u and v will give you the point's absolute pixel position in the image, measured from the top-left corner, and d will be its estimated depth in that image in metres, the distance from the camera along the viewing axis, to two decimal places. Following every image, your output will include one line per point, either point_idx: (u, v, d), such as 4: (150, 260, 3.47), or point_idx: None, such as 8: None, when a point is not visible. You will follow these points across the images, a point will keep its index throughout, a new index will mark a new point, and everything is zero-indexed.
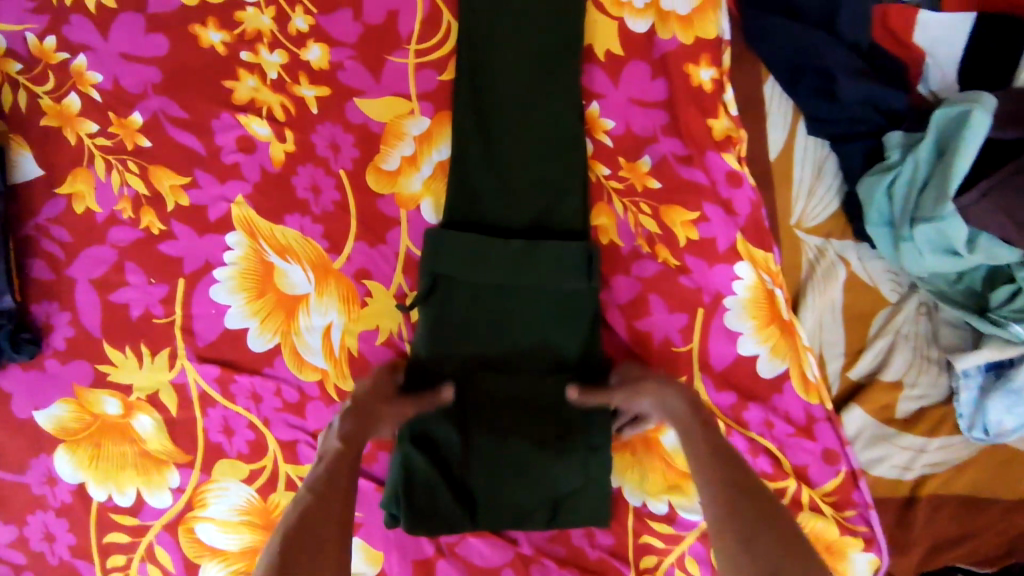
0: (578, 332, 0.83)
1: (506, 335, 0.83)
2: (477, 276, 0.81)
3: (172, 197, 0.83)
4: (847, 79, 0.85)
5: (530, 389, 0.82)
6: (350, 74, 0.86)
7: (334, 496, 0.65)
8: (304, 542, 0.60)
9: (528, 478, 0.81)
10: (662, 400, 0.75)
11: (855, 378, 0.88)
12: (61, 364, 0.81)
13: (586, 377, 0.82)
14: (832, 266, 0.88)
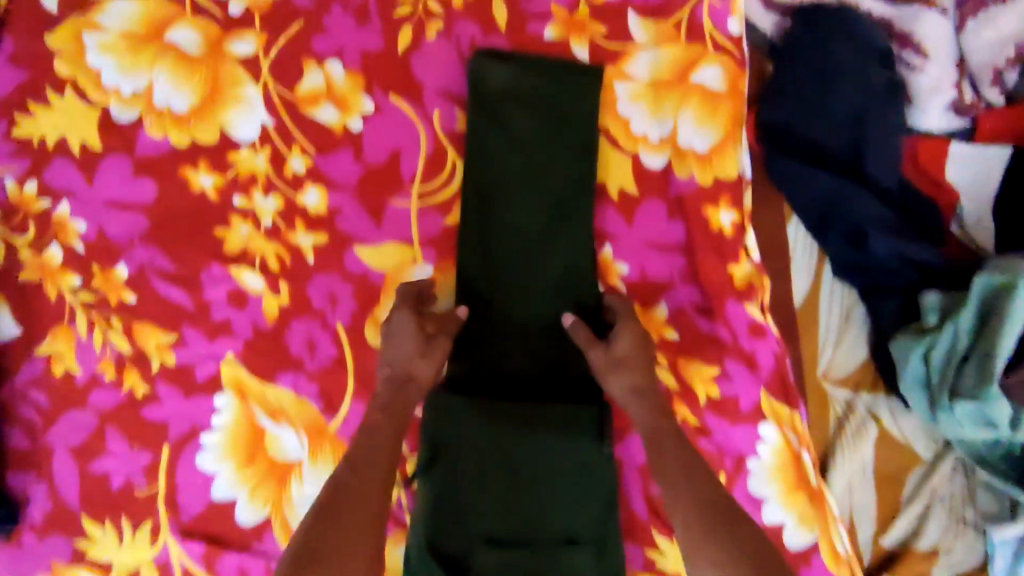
0: (591, 502, 0.77)
1: (514, 506, 0.76)
2: (481, 441, 0.77)
3: (158, 357, 0.78)
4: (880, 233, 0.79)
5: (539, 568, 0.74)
6: (350, 220, 0.81)
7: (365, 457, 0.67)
8: (337, 513, 0.63)
9: None
10: (639, 383, 0.74)
11: (887, 544, 0.82)
12: (39, 538, 0.77)
13: (598, 551, 0.75)
14: (863, 423, 0.82)
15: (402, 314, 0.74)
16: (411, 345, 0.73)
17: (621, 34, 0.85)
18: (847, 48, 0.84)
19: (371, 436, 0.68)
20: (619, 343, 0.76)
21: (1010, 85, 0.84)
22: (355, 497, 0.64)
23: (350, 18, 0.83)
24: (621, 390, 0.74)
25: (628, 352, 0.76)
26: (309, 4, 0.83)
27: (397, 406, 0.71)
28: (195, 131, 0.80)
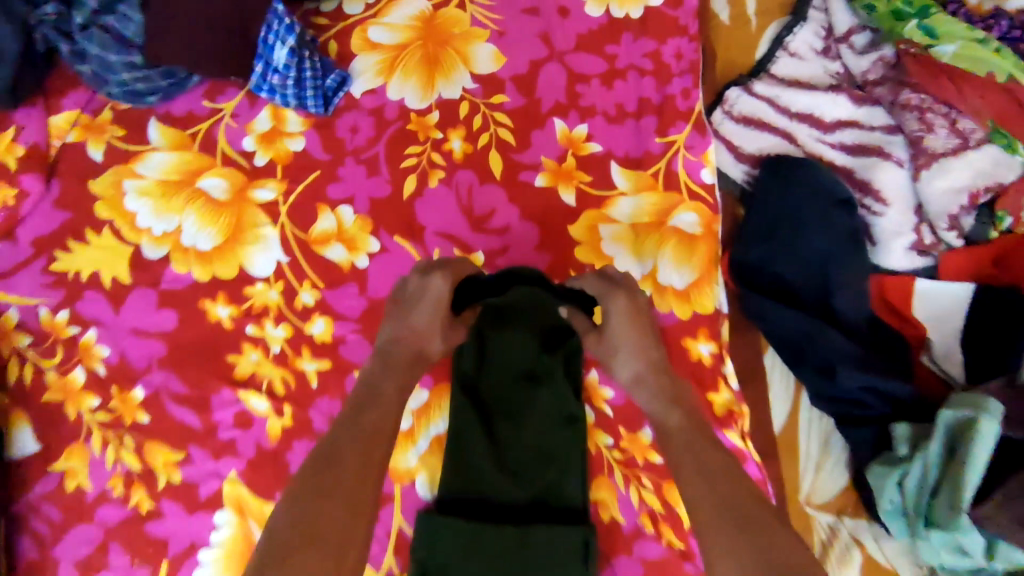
0: None
1: None
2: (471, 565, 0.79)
3: (164, 473, 0.83)
4: (848, 367, 0.83)
5: None
6: (352, 348, 0.88)
7: (356, 418, 0.67)
8: (324, 475, 0.61)
9: None
10: (637, 343, 0.81)
11: None
12: None
13: None
14: (847, 549, 0.84)
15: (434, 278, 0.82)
16: (439, 283, 0.82)
17: (604, 183, 0.95)
18: (814, 198, 0.92)
19: (365, 400, 0.69)
20: (608, 333, 0.83)
21: (967, 228, 0.91)
22: (338, 463, 0.62)
23: (360, 170, 0.95)
24: (631, 367, 0.80)
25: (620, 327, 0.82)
26: (326, 159, 0.95)
27: (400, 369, 0.75)
28: (218, 267, 0.90)
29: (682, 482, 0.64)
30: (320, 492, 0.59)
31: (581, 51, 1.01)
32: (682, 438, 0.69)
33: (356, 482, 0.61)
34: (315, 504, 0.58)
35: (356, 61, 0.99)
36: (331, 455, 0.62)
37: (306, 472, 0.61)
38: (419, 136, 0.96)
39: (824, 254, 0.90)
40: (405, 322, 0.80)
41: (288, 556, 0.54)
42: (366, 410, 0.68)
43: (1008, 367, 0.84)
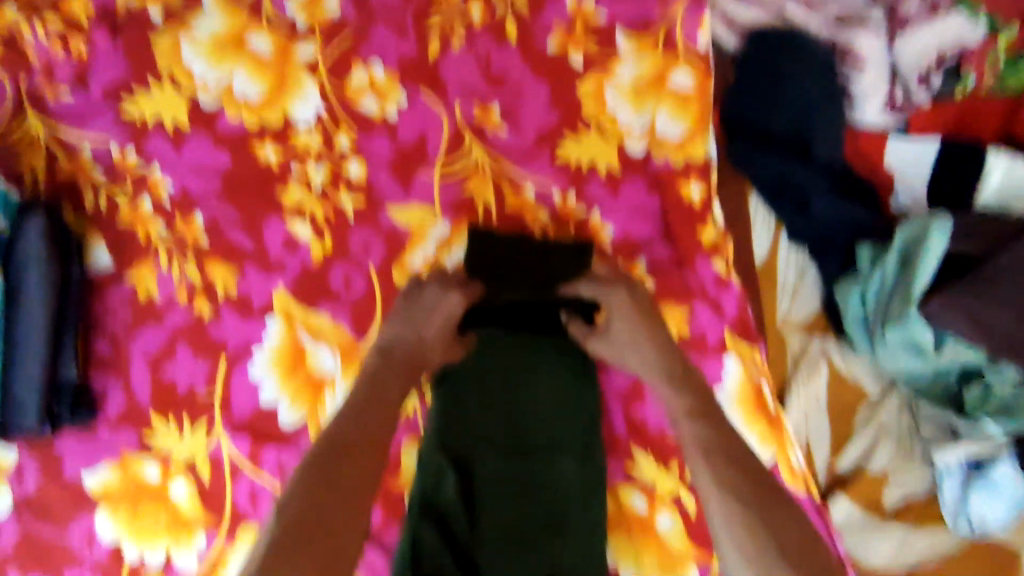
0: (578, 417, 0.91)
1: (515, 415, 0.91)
2: (487, 360, 0.92)
3: (223, 287, 0.95)
4: (821, 199, 0.97)
5: (534, 466, 0.88)
6: (384, 185, 0.99)
7: (363, 405, 0.74)
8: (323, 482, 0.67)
9: (524, 549, 0.83)
10: (648, 335, 0.83)
11: (840, 469, 0.94)
12: (112, 431, 0.91)
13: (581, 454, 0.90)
14: (815, 362, 0.96)
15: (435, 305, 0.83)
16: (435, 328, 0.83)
17: None
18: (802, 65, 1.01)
19: (370, 386, 0.76)
20: (614, 336, 0.85)
21: (936, 87, 1.02)
22: (347, 450, 0.70)
23: None
24: (649, 353, 0.82)
25: (625, 336, 0.84)
26: None
27: (393, 377, 0.78)
28: (266, 116, 0.98)
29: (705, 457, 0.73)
30: (327, 484, 0.68)
31: None
32: (693, 422, 0.76)
33: (366, 471, 0.70)
34: (319, 505, 0.66)
35: None
36: (333, 454, 0.70)
37: (316, 455, 0.70)
38: None
39: (806, 108, 1.00)
40: (400, 330, 0.81)
41: (307, 538, 0.64)
42: (370, 404, 0.74)
43: (965, 205, 0.97)
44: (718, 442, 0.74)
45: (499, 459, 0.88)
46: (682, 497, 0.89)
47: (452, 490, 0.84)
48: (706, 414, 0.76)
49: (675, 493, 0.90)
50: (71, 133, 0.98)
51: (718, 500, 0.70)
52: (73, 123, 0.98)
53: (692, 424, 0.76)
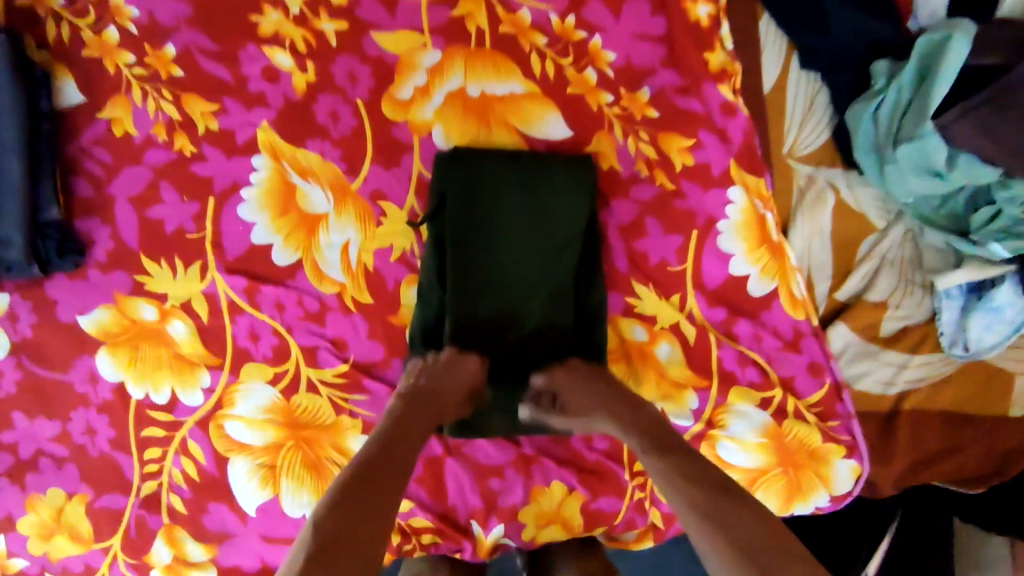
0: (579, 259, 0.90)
1: (509, 258, 0.89)
2: (481, 207, 0.89)
3: (203, 122, 0.90)
4: (838, 10, 0.92)
5: (534, 311, 0.89)
6: (368, 10, 0.93)
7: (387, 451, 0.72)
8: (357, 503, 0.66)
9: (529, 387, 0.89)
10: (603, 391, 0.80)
11: (841, 299, 0.93)
12: (103, 274, 0.89)
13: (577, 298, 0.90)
14: (822, 192, 0.93)
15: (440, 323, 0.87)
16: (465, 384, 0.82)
17: None
18: None
19: (392, 439, 0.74)
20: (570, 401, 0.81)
21: None
22: (376, 486, 0.68)
23: None
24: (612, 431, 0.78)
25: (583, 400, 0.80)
26: None
27: (419, 412, 0.78)
28: None
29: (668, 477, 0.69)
30: (355, 517, 0.64)
31: None
32: (654, 458, 0.72)
33: (386, 514, 0.67)
34: (342, 537, 0.63)
35: None
36: (364, 488, 0.67)
37: (347, 484, 0.67)
38: None
39: None
40: (427, 401, 0.79)
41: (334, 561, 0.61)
42: (395, 447, 0.73)
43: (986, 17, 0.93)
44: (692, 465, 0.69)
45: (491, 323, 0.88)
46: (681, 326, 0.90)
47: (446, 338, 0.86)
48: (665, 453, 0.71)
49: (676, 324, 0.90)
50: None
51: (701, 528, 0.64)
52: None
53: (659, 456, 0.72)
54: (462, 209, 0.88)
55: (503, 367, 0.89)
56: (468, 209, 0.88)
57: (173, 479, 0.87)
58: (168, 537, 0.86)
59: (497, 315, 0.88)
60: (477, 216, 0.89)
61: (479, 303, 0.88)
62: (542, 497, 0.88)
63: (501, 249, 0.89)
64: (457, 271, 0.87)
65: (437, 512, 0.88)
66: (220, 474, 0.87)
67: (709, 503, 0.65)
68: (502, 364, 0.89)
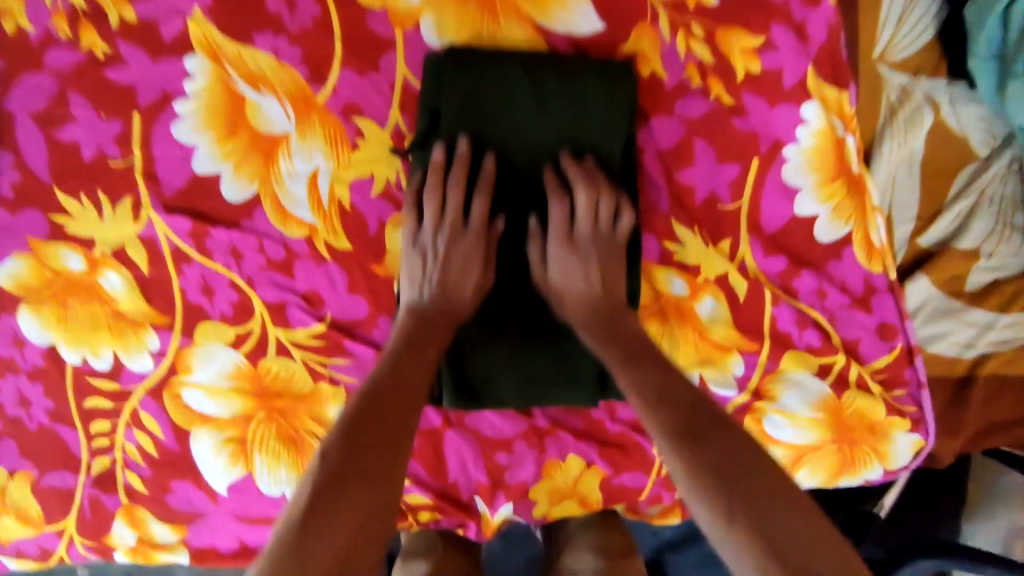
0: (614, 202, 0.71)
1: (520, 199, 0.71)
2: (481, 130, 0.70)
3: (115, 11, 0.69)
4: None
5: None
6: None
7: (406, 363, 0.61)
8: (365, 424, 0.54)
9: (548, 351, 0.73)
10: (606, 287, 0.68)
11: (925, 245, 0.76)
12: (10, 214, 0.71)
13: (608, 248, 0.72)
14: (918, 109, 0.73)
15: (447, 212, 0.68)
16: (470, 285, 0.67)
17: None
18: None
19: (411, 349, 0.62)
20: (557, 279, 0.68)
21: None
22: (393, 403, 0.57)
23: None
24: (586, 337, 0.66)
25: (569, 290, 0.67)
26: None
27: (429, 324, 0.65)
28: None
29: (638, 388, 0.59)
30: (369, 438, 0.54)
31: None
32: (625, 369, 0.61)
33: (406, 434, 0.56)
34: (352, 464, 0.52)
35: None
36: (378, 404, 0.56)
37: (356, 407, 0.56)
38: None
39: None
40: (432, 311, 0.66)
41: (344, 489, 0.50)
42: (408, 357, 0.61)
43: None
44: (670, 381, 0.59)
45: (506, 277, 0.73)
46: (730, 279, 0.73)
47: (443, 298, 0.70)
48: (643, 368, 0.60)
49: (724, 276, 0.73)
50: None
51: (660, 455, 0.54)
52: None
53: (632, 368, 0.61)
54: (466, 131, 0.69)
55: (521, 327, 0.73)
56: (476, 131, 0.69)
57: (127, 454, 0.75)
58: (128, 518, 0.75)
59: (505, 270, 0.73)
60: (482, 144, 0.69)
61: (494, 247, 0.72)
62: (556, 473, 0.77)
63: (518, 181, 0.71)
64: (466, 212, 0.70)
65: (437, 489, 0.76)
66: (182, 450, 0.74)
67: (683, 423, 0.54)
68: (523, 323, 0.73)
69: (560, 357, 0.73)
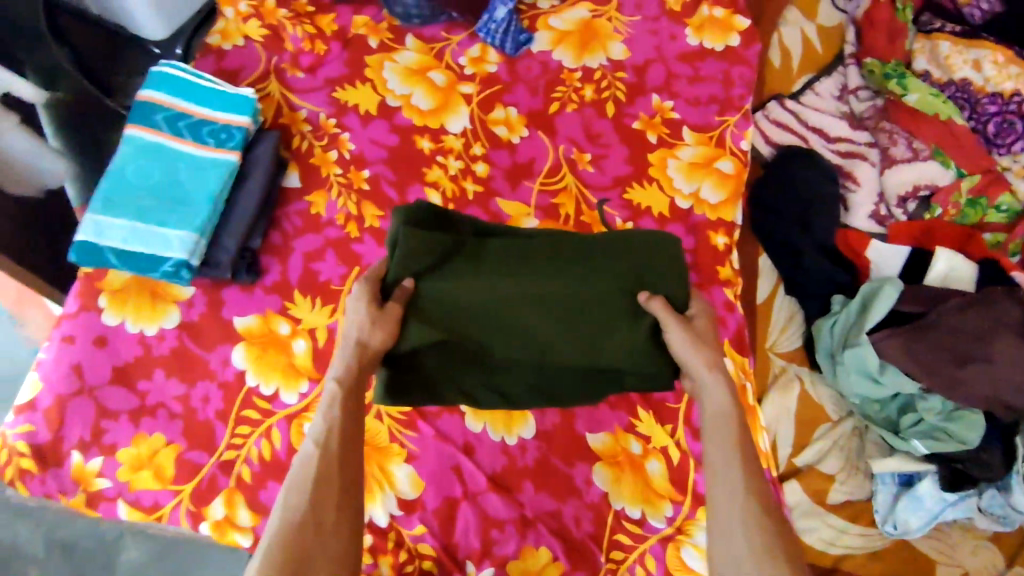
0: (612, 330, 1.01)
1: (526, 284, 1.00)
2: (521, 250, 1.05)
3: (370, 221, 1.26)
4: (815, 259, 1.28)
5: (504, 337, 1.01)
6: (498, 183, 1.34)
7: (346, 414, 0.88)
8: (325, 479, 0.82)
9: (466, 384, 1.04)
10: (705, 361, 0.95)
11: (798, 465, 1.16)
12: (265, 294, 1.18)
13: (602, 358, 1.01)
14: (790, 381, 1.22)
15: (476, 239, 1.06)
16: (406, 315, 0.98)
17: (677, 136, 1.43)
18: (811, 173, 1.38)
19: (347, 390, 0.89)
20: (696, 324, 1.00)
21: (910, 209, 1.37)
22: (341, 449, 0.85)
23: (527, 92, 1.44)
24: (711, 438, 0.89)
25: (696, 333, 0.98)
26: (507, 80, 1.45)
27: (364, 364, 0.92)
28: (430, 120, 1.38)
29: (714, 435, 0.89)
30: (331, 491, 0.81)
31: (679, 60, 1.52)
32: (719, 409, 0.91)
33: (354, 482, 0.84)
34: (325, 492, 0.81)
35: (539, 30, 1.51)
36: (332, 469, 0.83)
37: (322, 463, 0.83)
38: (567, 84, 1.46)
39: (813, 206, 1.34)
40: (373, 323, 0.94)
41: (315, 530, 0.78)
42: (352, 427, 0.87)
43: (920, 280, 1.26)
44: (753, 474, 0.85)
45: (475, 317, 1.01)
46: (669, 450, 1.14)
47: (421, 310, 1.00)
48: (720, 434, 0.89)
49: (666, 447, 1.15)
50: (296, 100, 1.35)
51: (722, 530, 0.82)
52: (297, 94, 1.36)
53: (716, 435, 0.89)
54: (506, 252, 1.05)
55: (479, 337, 1.01)
56: (575, 253, 1.06)
57: (250, 454, 1.07)
58: (227, 499, 1.04)
59: (481, 322, 1.01)
60: (525, 257, 1.04)
61: (513, 271, 1.02)
62: (530, 557, 1.05)
63: (562, 274, 1.02)
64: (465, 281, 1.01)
65: (442, 544, 1.05)
66: (286, 461, 1.07)
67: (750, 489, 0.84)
68: (456, 362, 1.03)
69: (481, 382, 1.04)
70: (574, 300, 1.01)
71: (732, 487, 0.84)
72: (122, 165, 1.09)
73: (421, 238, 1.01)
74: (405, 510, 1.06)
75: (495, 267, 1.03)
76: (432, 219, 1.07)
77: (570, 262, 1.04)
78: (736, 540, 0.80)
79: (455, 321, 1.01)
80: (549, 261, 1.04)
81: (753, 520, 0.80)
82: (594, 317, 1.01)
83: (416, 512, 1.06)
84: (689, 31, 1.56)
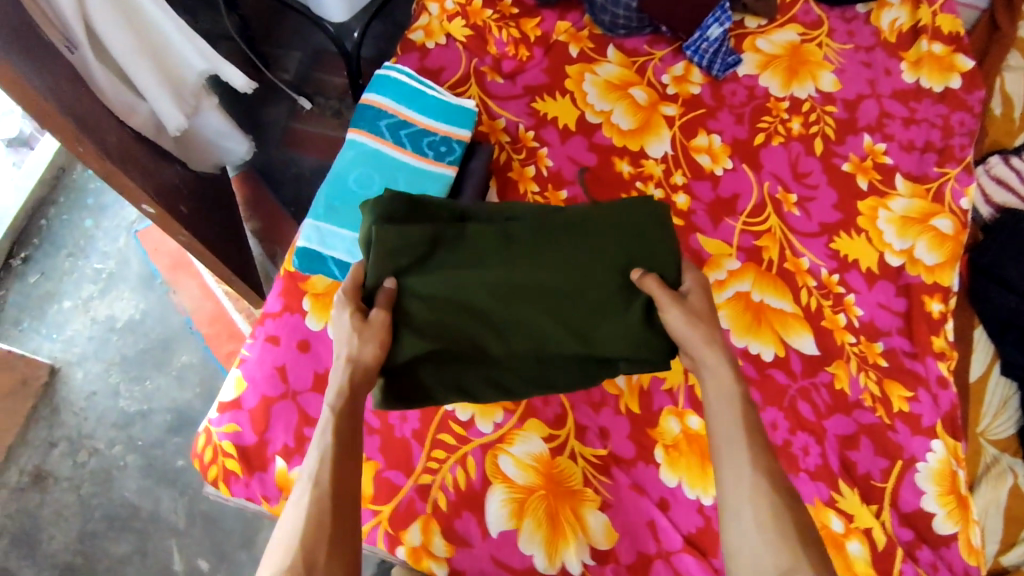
0: (610, 314, 0.97)
1: (522, 284, 0.97)
2: (506, 241, 1.01)
3: None
4: None
5: (501, 340, 0.98)
6: (699, 218, 1.27)
7: (343, 429, 0.79)
8: (316, 510, 0.71)
9: (473, 387, 1.00)
10: (705, 337, 0.86)
11: (1004, 564, 1.10)
12: None
13: (602, 347, 0.96)
14: (1004, 472, 1.15)
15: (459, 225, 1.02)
16: (402, 316, 0.94)
17: (890, 183, 1.34)
18: None
19: (343, 403, 0.80)
20: (693, 299, 0.92)
21: None
22: (333, 476, 0.74)
23: (732, 119, 1.37)
24: (721, 418, 0.80)
25: (697, 314, 0.89)
26: (711, 104, 1.38)
27: (358, 372, 0.84)
28: (631, 142, 1.32)
29: (718, 399, 0.82)
30: (330, 524, 0.70)
31: (894, 98, 1.43)
32: (714, 379, 0.83)
33: (351, 514, 0.73)
34: (317, 525, 0.70)
35: (745, 52, 1.45)
36: (320, 499, 0.72)
37: (314, 494, 0.72)
38: (772, 112, 1.38)
39: None
40: (364, 335, 0.86)
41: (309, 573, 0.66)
42: (347, 444, 0.77)
43: None
44: (764, 460, 0.76)
45: (476, 322, 0.97)
46: (872, 532, 1.05)
47: (413, 315, 0.94)
48: (728, 418, 0.80)
49: (869, 527, 1.06)
50: (496, 107, 1.32)
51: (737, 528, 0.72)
52: (498, 102, 1.32)
53: (721, 416, 0.80)
54: (497, 243, 1.00)
55: (483, 339, 0.97)
56: (561, 234, 1.02)
57: (445, 481, 1.06)
58: (423, 525, 1.03)
59: (478, 331, 0.97)
60: (508, 250, 1.00)
61: (507, 267, 0.99)
62: None
63: (553, 266, 0.99)
64: (456, 286, 0.96)
65: None
66: (481, 493, 1.05)
67: (772, 470, 0.75)
68: (458, 364, 0.98)
69: (486, 389, 1.00)
70: (569, 288, 0.98)
71: (747, 474, 0.74)
72: (344, 171, 1.09)
73: (399, 235, 0.96)
74: (598, 560, 1.03)
75: (482, 265, 0.99)
76: (409, 210, 1.00)
77: (555, 250, 1.00)
78: (753, 531, 0.71)
79: (457, 326, 0.96)
80: (531, 255, 1.00)
81: (769, 505, 0.72)
82: (596, 303, 0.97)
83: (610, 564, 1.03)
84: (904, 66, 1.46)
